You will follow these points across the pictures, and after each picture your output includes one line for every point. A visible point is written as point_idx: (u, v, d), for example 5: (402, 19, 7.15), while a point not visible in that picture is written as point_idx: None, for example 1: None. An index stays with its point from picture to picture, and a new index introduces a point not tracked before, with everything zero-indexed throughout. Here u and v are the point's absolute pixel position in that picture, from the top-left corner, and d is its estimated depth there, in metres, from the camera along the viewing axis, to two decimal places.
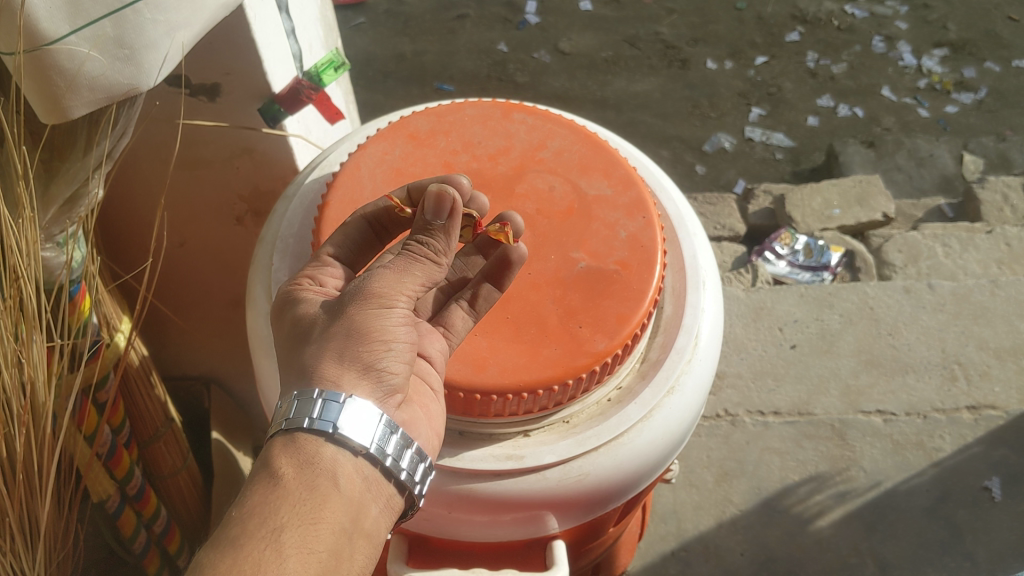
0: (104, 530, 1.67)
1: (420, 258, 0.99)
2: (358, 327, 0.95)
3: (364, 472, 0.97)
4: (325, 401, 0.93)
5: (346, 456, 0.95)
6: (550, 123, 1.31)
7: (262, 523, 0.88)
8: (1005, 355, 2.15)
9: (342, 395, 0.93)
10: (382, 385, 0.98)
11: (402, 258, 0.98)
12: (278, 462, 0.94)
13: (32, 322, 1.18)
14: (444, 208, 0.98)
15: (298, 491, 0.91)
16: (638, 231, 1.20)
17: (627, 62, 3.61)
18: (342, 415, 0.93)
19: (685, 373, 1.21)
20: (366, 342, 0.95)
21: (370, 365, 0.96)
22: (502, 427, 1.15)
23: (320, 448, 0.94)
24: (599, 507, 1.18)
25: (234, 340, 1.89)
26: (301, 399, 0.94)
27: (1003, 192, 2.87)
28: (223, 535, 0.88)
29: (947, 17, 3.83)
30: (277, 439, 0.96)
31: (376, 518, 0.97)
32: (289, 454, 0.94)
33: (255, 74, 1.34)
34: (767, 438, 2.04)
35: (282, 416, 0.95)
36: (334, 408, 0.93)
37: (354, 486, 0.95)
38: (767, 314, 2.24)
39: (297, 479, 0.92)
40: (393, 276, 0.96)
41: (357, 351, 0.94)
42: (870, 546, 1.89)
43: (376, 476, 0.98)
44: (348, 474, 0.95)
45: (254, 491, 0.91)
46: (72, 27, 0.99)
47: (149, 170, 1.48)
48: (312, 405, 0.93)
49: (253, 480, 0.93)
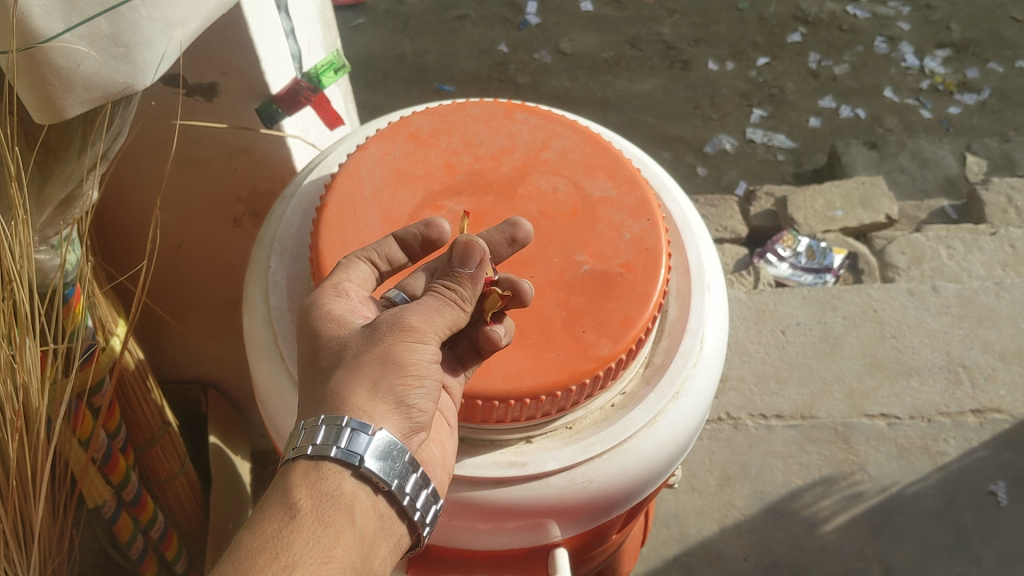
0: (100, 535, 1.65)
1: (449, 303, 0.99)
2: (395, 357, 0.95)
3: (380, 510, 0.94)
4: (353, 431, 0.91)
5: (364, 492, 0.94)
6: (553, 123, 1.29)
7: (274, 558, 0.86)
8: (1011, 358, 2.13)
9: (371, 427, 0.92)
10: (410, 422, 0.96)
11: (432, 299, 0.99)
12: (295, 493, 0.91)
13: (25, 324, 1.16)
14: (473, 258, 0.99)
15: (314, 527, 0.89)
16: (644, 232, 1.18)
17: (628, 62, 3.59)
18: (369, 447, 0.92)
19: (691, 377, 1.19)
20: (401, 373, 0.95)
21: (402, 400, 0.96)
22: (505, 433, 1.13)
23: (341, 481, 0.92)
24: (603, 514, 1.16)
25: (232, 343, 1.87)
26: (328, 424, 0.92)
27: (1007, 193, 2.85)
28: (234, 568, 0.85)
29: (951, 17, 3.81)
30: (299, 465, 0.93)
31: (384, 558, 0.95)
32: (309, 485, 0.92)
33: (251, 71, 1.32)
34: (770, 441, 2.02)
35: (306, 442, 0.93)
36: (362, 440, 0.92)
37: (369, 523, 0.93)
38: (770, 316, 2.22)
39: (313, 513, 0.90)
40: (429, 310, 0.97)
41: (392, 382, 0.94)
42: (875, 551, 1.86)
43: (392, 514, 0.96)
44: (365, 511, 0.93)
45: (269, 520, 0.89)
46: (67, 26, 0.96)
47: (147, 171, 1.46)
48: (339, 434, 0.91)
49: (268, 508, 0.90)
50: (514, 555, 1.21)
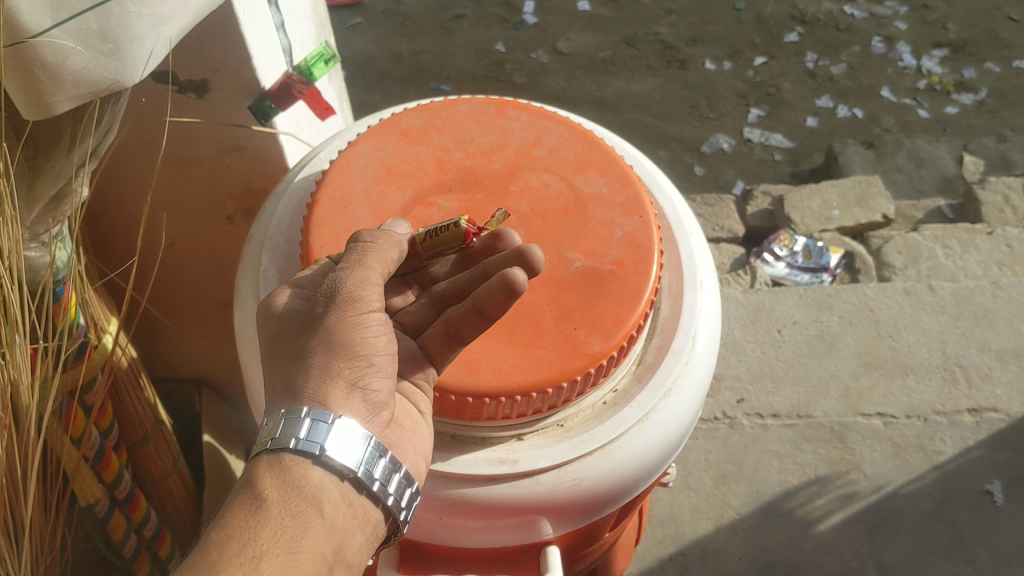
0: (94, 534, 1.65)
1: (375, 248, 0.97)
2: (339, 341, 0.93)
3: (350, 499, 0.94)
4: (313, 421, 0.91)
5: (332, 482, 0.93)
6: (545, 119, 1.28)
7: (241, 549, 0.86)
8: (1006, 357, 2.13)
9: (330, 416, 0.92)
10: (368, 404, 0.96)
11: (356, 253, 0.97)
12: (262, 484, 0.91)
13: (15, 321, 1.15)
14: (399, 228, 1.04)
15: (282, 517, 0.89)
16: (635, 230, 1.18)
17: (625, 62, 3.59)
18: (330, 436, 0.92)
19: (682, 375, 1.19)
20: (346, 356, 0.94)
21: (355, 383, 0.95)
22: (495, 430, 1.12)
23: (307, 472, 0.92)
24: (594, 512, 1.16)
25: (226, 342, 1.87)
26: (288, 417, 0.92)
27: (1004, 193, 2.85)
28: (201, 560, 0.85)
29: (947, 17, 3.81)
30: (262, 458, 0.94)
31: (358, 548, 0.94)
32: (274, 476, 0.92)
33: (242, 68, 1.32)
34: (765, 441, 2.01)
35: (268, 435, 0.93)
36: (322, 429, 0.91)
37: (340, 514, 0.92)
38: (766, 315, 2.22)
39: (281, 504, 0.90)
40: (357, 275, 0.95)
41: (340, 367, 0.94)
42: (870, 550, 1.86)
43: (363, 501, 0.95)
44: (334, 501, 0.92)
45: (235, 511, 0.89)
46: (55, 21, 0.96)
47: (136, 168, 1.46)
48: (299, 425, 0.91)
49: (235, 499, 0.90)
50: (506, 553, 1.21)
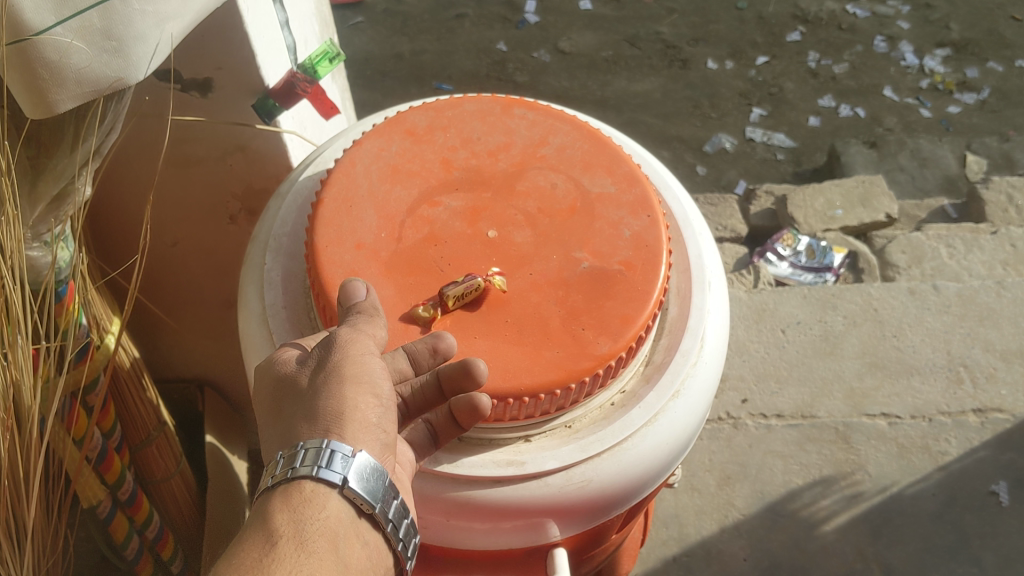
0: (96, 536, 1.63)
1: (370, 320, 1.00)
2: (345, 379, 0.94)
3: (365, 538, 0.93)
4: (332, 451, 0.91)
5: (349, 517, 0.92)
6: (551, 119, 1.27)
7: None
8: (1011, 358, 2.12)
9: (348, 447, 0.91)
10: (380, 441, 0.95)
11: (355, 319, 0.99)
12: (277, 519, 0.88)
13: (16, 322, 1.14)
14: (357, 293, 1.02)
15: (297, 555, 0.86)
16: (643, 230, 1.17)
17: (627, 62, 3.58)
18: (348, 466, 0.91)
19: (690, 376, 1.18)
20: (357, 388, 0.94)
21: (367, 420, 0.94)
22: (503, 432, 1.11)
23: (325, 503, 0.90)
24: (601, 514, 1.15)
25: (227, 342, 1.85)
26: (308, 448, 0.91)
27: (1008, 193, 2.84)
28: None
29: (950, 17, 3.80)
30: (277, 492, 0.91)
31: None
32: (289, 512, 0.89)
33: (245, 68, 1.31)
34: (770, 441, 2.00)
35: (286, 468, 0.92)
36: (341, 459, 0.91)
37: (355, 554, 0.91)
38: (770, 315, 2.21)
39: (295, 540, 0.87)
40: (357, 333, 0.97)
41: (350, 402, 0.93)
42: (874, 552, 1.85)
43: (377, 542, 0.95)
44: (349, 540, 0.91)
45: (250, 550, 0.86)
46: (59, 18, 0.95)
47: (137, 167, 1.45)
48: (319, 455, 0.91)
49: (247, 540, 0.87)
50: (513, 556, 1.20)
